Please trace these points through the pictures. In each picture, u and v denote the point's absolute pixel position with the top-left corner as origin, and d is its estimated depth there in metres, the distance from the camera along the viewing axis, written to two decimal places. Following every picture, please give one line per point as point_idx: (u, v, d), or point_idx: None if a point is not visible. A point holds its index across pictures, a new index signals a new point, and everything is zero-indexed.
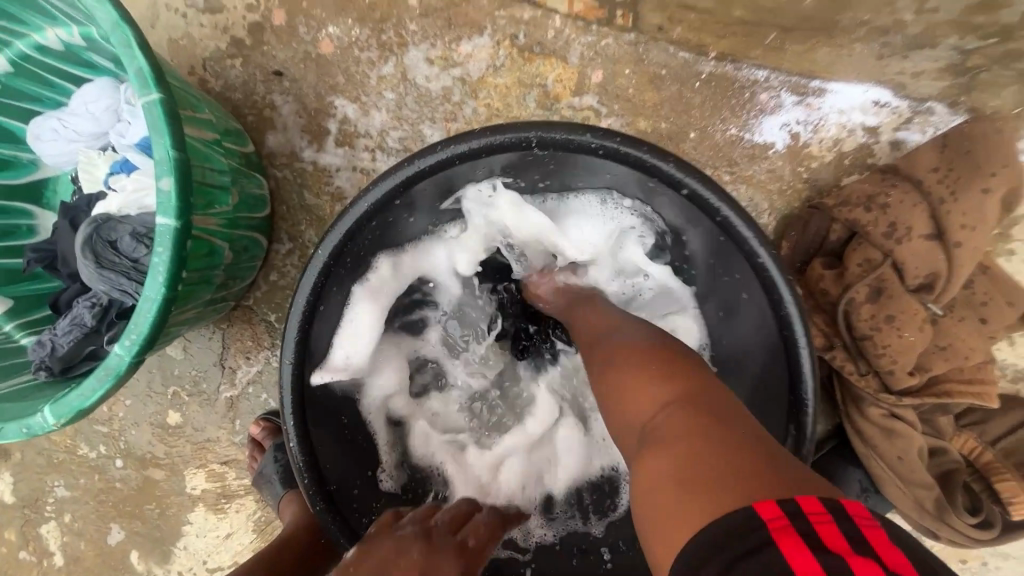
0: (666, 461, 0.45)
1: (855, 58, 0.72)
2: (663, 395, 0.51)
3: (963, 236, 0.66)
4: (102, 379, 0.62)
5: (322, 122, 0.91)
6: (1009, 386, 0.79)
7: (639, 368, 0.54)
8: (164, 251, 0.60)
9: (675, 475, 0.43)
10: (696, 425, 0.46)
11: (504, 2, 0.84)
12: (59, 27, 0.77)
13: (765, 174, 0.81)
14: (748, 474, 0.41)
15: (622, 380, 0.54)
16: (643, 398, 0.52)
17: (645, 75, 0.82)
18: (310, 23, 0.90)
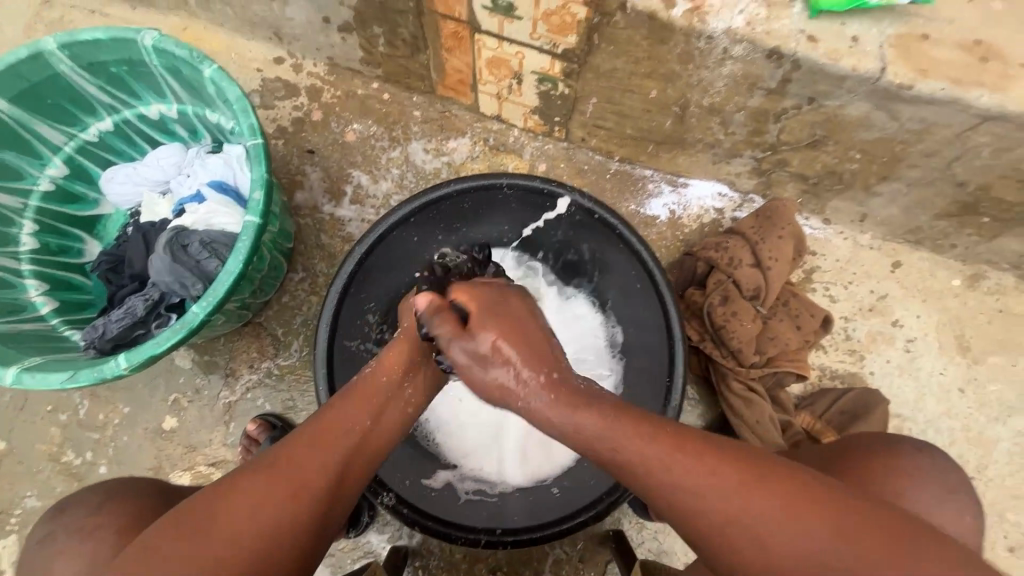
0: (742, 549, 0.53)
1: (701, 163, 1.16)
2: (766, 499, 0.52)
3: (772, 265, 1.04)
4: (176, 330, 0.82)
5: (341, 186, 1.23)
6: (827, 380, 1.13)
7: (704, 466, 0.54)
8: (246, 240, 0.85)
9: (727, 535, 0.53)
10: (804, 513, 0.51)
11: (480, 118, 1.25)
12: (163, 103, 1.07)
13: (655, 234, 1.19)
14: (912, 567, 0.47)
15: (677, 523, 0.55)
16: (742, 504, 0.52)
17: (574, 168, 1.22)
18: (340, 121, 1.25)
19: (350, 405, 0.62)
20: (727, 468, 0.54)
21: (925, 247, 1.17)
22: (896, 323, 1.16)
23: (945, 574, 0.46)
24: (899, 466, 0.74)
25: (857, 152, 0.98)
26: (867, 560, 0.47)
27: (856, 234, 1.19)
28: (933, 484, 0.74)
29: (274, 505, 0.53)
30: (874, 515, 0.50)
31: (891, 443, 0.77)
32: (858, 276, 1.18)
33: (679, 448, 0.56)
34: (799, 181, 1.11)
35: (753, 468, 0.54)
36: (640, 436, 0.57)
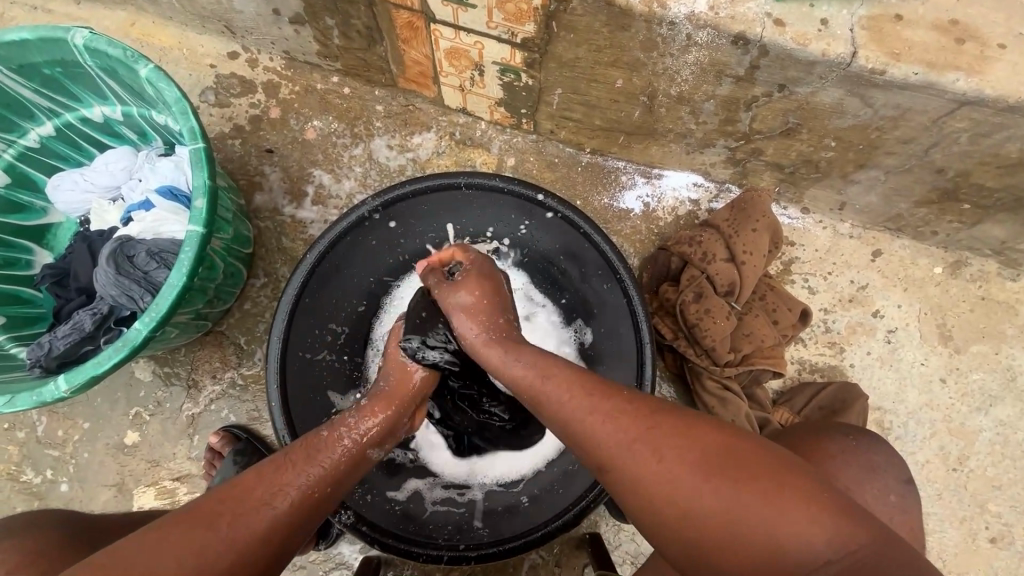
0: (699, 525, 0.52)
1: (674, 154, 1.11)
2: (682, 454, 0.54)
3: (747, 259, 1.00)
4: (118, 349, 0.78)
5: (302, 186, 1.18)
6: (807, 374, 1.10)
7: (634, 430, 0.56)
8: (190, 250, 0.81)
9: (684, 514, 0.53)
10: (714, 474, 0.52)
11: (445, 111, 1.20)
12: (106, 105, 1.02)
13: (629, 228, 1.15)
14: (802, 516, 0.50)
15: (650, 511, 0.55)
16: (654, 466, 0.54)
17: (544, 162, 1.18)
18: (299, 118, 1.20)
19: (305, 464, 0.59)
20: (654, 424, 0.56)
21: (906, 234, 1.14)
22: (876, 313, 1.13)
23: (825, 523, 0.49)
24: (828, 451, 0.72)
25: (832, 139, 0.94)
26: (758, 513, 0.50)
27: (836, 223, 1.15)
28: (864, 470, 0.72)
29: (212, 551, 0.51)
30: (774, 465, 0.53)
31: (818, 431, 0.75)
32: (838, 266, 1.15)
33: (609, 403, 0.59)
34: (775, 170, 1.07)
35: (676, 426, 0.56)
36: (573, 393, 0.61)
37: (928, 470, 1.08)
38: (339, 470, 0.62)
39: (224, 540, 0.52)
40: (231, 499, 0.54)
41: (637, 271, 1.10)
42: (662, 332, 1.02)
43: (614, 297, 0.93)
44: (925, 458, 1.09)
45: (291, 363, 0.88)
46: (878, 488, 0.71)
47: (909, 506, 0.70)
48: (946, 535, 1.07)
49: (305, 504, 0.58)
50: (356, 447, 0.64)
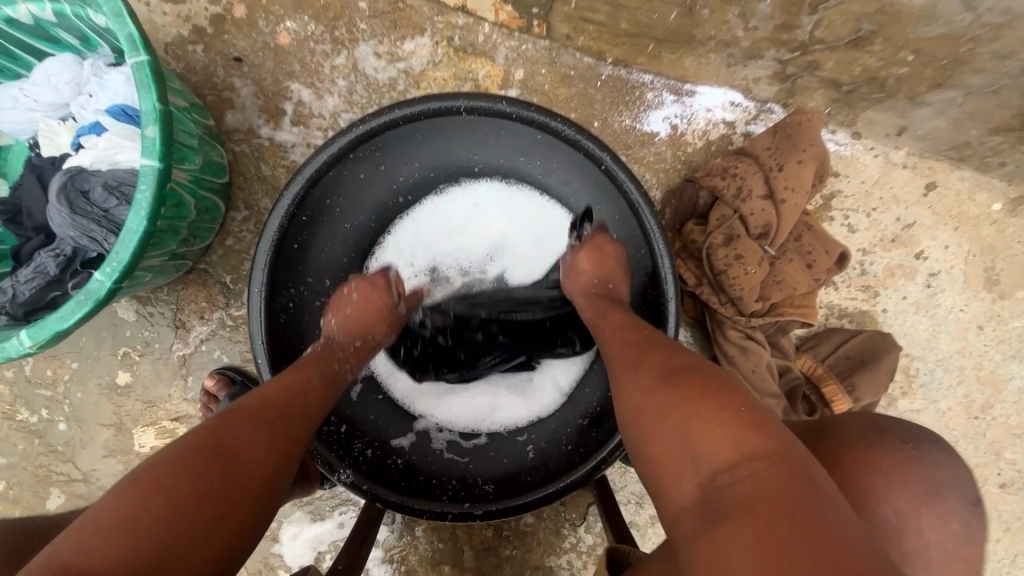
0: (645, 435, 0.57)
1: (712, 66, 0.95)
2: (638, 370, 0.61)
3: (788, 196, 0.88)
4: (81, 302, 0.70)
5: (279, 103, 1.02)
6: (834, 320, 1.03)
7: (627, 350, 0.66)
8: (146, 189, 0.70)
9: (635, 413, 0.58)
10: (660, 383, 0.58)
11: (441, 10, 1.00)
12: (31, 1, 0.84)
13: (653, 156, 1.01)
14: (711, 426, 0.52)
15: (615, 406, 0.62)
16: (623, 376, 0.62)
17: (558, 75, 1.01)
18: (269, 17, 1.01)
19: (265, 405, 0.60)
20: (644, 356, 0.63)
21: (968, 165, 1.00)
22: (920, 255, 1.03)
23: (738, 438, 0.51)
24: (883, 466, 0.60)
25: (910, 53, 0.77)
26: (683, 416, 0.54)
27: (890, 151, 1.01)
28: (921, 494, 0.59)
29: (182, 491, 0.49)
30: (723, 401, 0.54)
31: (874, 434, 0.62)
32: (884, 201, 1.02)
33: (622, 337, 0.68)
34: (830, 88, 0.91)
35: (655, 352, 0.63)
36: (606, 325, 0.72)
37: (949, 418, 1.05)
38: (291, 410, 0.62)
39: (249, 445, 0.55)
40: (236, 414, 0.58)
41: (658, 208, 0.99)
42: (684, 277, 0.92)
43: (635, 245, 0.83)
44: (948, 406, 1.04)
45: (275, 319, 0.78)
46: (933, 515, 0.59)
47: None
48: None
49: (279, 434, 0.59)
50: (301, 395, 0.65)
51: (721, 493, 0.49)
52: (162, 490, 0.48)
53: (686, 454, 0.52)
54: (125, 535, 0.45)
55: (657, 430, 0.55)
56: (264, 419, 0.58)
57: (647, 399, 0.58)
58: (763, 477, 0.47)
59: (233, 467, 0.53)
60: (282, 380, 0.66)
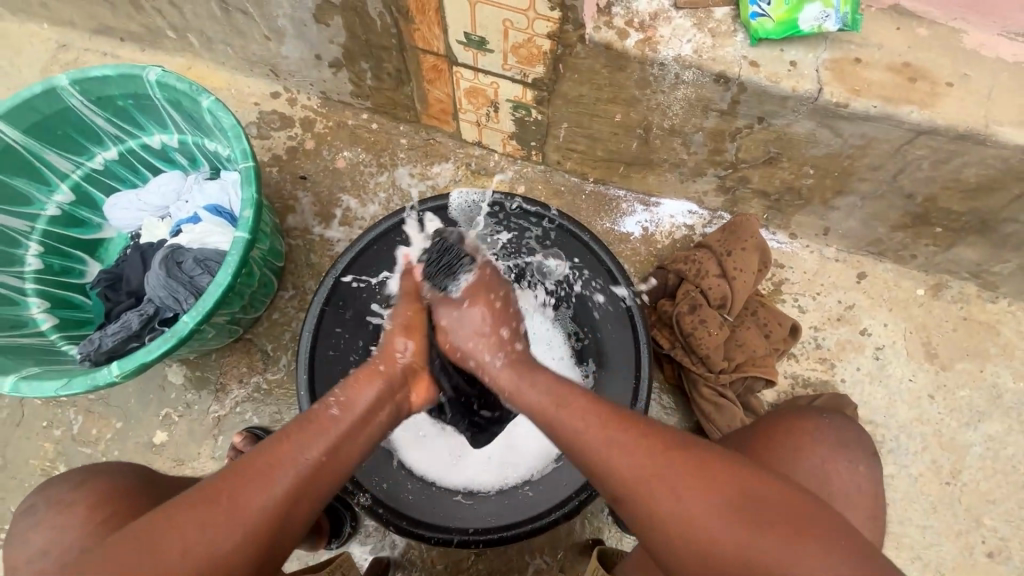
0: (720, 504, 0.61)
1: (669, 182, 1.22)
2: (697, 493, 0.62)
3: (737, 275, 1.09)
4: (166, 339, 0.87)
5: (331, 209, 1.30)
6: (800, 388, 1.16)
7: (576, 408, 0.72)
8: (235, 255, 0.92)
9: (719, 503, 0.61)
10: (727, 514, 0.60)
11: (463, 144, 1.33)
12: (165, 134, 1.15)
13: (628, 250, 1.25)
14: (807, 554, 0.57)
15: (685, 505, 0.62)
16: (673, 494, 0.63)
17: (551, 190, 1.29)
18: (332, 149, 1.33)
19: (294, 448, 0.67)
20: (596, 408, 0.71)
21: (888, 258, 1.22)
22: (864, 331, 1.20)
23: (832, 563, 0.56)
24: (807, 428, 0.74)
25: (810, 167, 1.04)
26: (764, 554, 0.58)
27: (822, 247, 1.25)
28: (835, 446, 0.74)
29: (228, 527, 0.61)
30: (675, 442, 0.67)
31: (797, 409, 0.77)
32: (825, 287, 1.23)
33: (560, 388, 0.75)
34: (761, 198, 1.18)
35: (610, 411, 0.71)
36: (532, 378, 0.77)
37: (922, 483, 1.12)
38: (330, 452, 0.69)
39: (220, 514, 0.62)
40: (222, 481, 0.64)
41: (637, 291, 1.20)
42: (660, 342, 1.09)
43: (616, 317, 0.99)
44: (918, 471, 1.12)
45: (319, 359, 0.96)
46: (849, 460, 0.74)
47: (868, 471, 0.75)
48: (945, 550, 1.09)
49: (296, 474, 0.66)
50: (346, 420, 0.72)
51: None
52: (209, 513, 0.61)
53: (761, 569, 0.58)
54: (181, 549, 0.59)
55: (737, 513, 0.60)
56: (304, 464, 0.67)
57: (697, 490, 0.62)
58: None
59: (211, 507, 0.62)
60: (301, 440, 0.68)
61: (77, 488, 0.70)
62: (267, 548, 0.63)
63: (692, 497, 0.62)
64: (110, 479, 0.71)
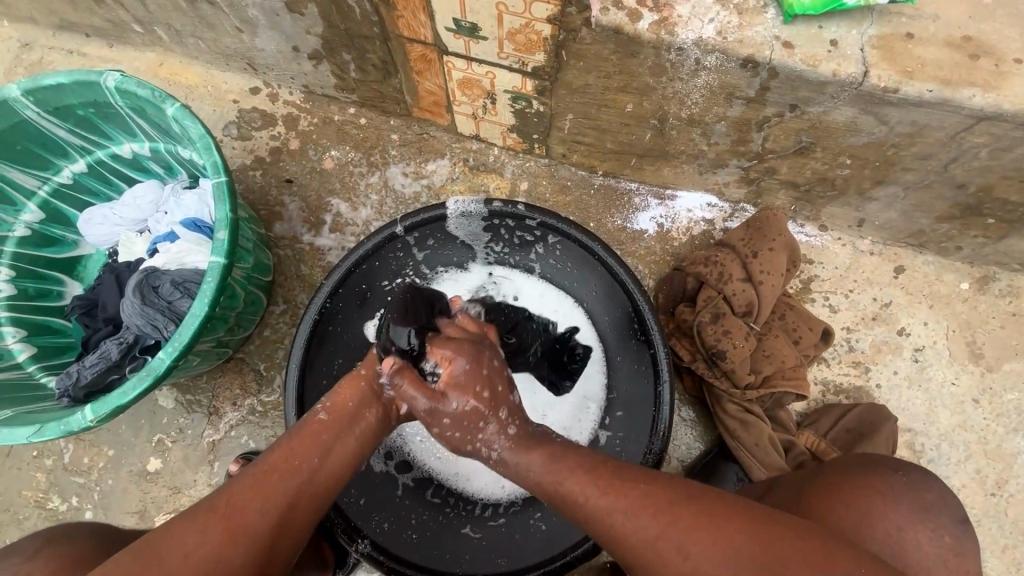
0: (741, 564, 0.53)
1: (687, 174, 1.11)
2: (713, 554, 0.54)
3: (764, 279, 0.99)
4: (142, 378, 0.80)
5: (320, 215, 1.21)
6: (831, 396, 1.08)
7: (658, 528, 0.56)
8: (211, 281, 0.84)
9: (740, 559, 0.53)
10: (753, 575, 0.52)
11: (459, 138, 1.22)
12: (134, 142, 1.05)
13: (643, 249, 1.15)
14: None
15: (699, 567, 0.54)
16: (684, 558, 0.54)
17: (557, 185, 1.19)
18: (318, 148, 1.23)
19: (291, 446, 0.62)
20: (676, 520, 0.56)
21: (929, 250, 1.12)
22: (902, 331, 1.10)
23: None
24: (881, 492, 0.68)
25: (847, 157, 0.93)
26: None
27: (855, 240, 1.14)
28: (912, 510, 0.68)
29: (222, 537, 0.55)
30: (687, 500, 0.57)
31: (870, 467, 0.71)
32: (859, 284, 1.13)
33: (624, 500, 0.58)
34: (790, 189, 1.07)
35: (696, 518, 0.56)
36: (587, 492, 0.59)
37: (965, 495, 1.04)
38: (329, 446, 0.63)
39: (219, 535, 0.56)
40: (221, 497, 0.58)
41: (653, 294, 1.10)
42: (680, 353, 1.01)
43: (633, 335, 0.92)
44: (961, 482, 1.04)
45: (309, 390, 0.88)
46: (929, 528, 0.68)
47: (953, 539, 0.68)
48: (989, 565, 1.02)
49: (297, 486, 0.60)
50: (337, 426, 0.65)
51: None
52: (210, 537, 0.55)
53: None
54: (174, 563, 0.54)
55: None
56: (305, 463, 0.61)
57: (711, 551, 0.54)
58: None
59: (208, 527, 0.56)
60: (297, 446, 0.63)
61: (33, 559, 0.64)
62: (271, 553, 0.57)
63: (707, 559, 0.54)
64: (67, 547, 0.65)
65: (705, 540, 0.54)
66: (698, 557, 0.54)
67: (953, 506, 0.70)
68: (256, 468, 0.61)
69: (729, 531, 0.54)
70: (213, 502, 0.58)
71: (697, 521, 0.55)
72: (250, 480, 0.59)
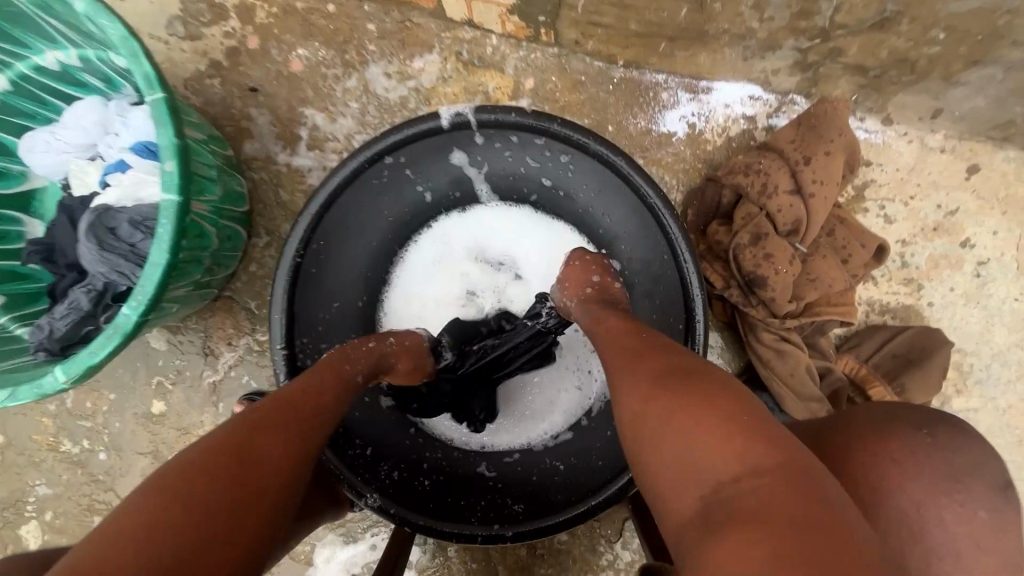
0: (670, 377, 0.55)
1: (727, 60, 0.93)
2: (644, 369, 0.58)
3: (816, 190, 0.84)
4: (110, 336, 0.72)
5: (294, 129, 1.04)
6: (876, 317, 0.97)
7: (618, 353, 0.63)
8: (167, 223, 0.71)
9: (664, 375, 0.56)
10: (670, 385, 0.54)
11: (449, 25, 1.01)
12: (59, 50, 0.89)
13: (670, 157, 0.98)
14: (735, 435, 0.48)
15: (628, 379, 0.58)
16: (625, 377, 0.59)
17: (569, 81, 0.99)
18: (282, 47, 1.03)
19: (309, 384, 0.63)
20: (638, 351, 0.61)
21: (1013, 144, 0.94)
22: (965, 243, 0.97)
23: (762, 454, 0.46)
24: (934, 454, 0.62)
25: (942, 29, 0.78)
26: (693, 429, 0.49)
27: (925, 135, 0.96)
28: (934, 472, 0.61)
29: (265, 459, 0.52)
30: (658, 340, 0.63)
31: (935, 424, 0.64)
32: (923, 188, 0.97)
33: (614, 343, 0.65)
34: (855, 74, 0.89)
35: (652, 353, 0.60)
36: (601, 323, 0.70)
37: (1010, 416, 0.97)
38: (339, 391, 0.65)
39: (263, 451, 0.52)
40: (256, 412, 0.56)
41: (680, 210, 0.95)
42: (711, 280, 0.88)
43: (664, 268, 0.80)
44: (1009, 403, 0.97)
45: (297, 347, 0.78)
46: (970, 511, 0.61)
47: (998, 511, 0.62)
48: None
49: (324, 419, 0.61)
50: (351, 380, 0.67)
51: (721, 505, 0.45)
52: (265, 449, 0.52)
53: (687, 461, 0.49)
54: (202, 475, 0.48)
55: (687, 388, 0.53)
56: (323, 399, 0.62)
57: (639, 369, 0.58)
58: (774, 504, 0.42)
59: (257, 441, 0.53)
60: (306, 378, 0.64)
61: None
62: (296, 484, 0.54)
63: (637, 372, 0.58)
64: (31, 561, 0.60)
65: (643, 360, 0.59)
66: (629, 373, 0.59)
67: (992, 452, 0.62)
68: (279, 397, 0.59)
69: (672, 363, 0.57)
70: (244, 422, 0.54)
71: (648, 349, 0.61)
72: (290, 403, 0.59)
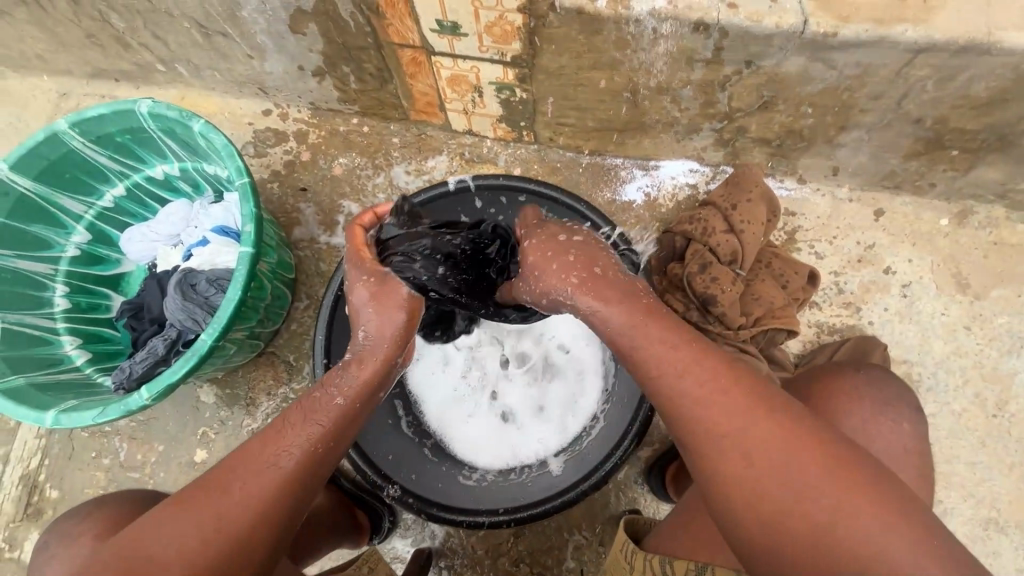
0: (759, 412, 0.61)
1: (667, 144, 1.20)
2: (728, 399, 0.62)
3: (746, 228, 1.06)
4: (188, 358, 0.90)
5: (334, 217, 1.32)
6: (826, 336, 1.13)
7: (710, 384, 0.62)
8: (242, 269, 0.94)
9: (755, 405, 0.61)
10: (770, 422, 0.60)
11: (454, 135, 1.32)
12: (166, 163, 1.18)
13: (632, 218, 1.23)
14: (843, 489, 0.57)
15: (721, 417, 0.61)
16: (710, 402, 0.62)
17: (547, 168, 1.28)
18: (327, 158, 1.35)
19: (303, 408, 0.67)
20: (723, 377, 0.63)
21: (906, 190, 1.17)
22: (888, 270, 1.16)
23: (881, 517, 0.56)
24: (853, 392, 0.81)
25: (808, 106, 1.00)
26: (803, 487, 0.58)
27: (833, 189, 1.20)
28: (881, 406, 0.80)
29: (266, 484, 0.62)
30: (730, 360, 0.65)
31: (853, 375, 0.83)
32: (842, 230, 1.18)
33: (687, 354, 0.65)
34: (763, 146, 1.15)
35: (757, 388, 0.63)
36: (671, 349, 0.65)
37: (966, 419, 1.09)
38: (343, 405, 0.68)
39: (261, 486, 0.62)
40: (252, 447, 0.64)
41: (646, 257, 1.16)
42: (674, 306, 1.07)
43: None
44: (962, 407, 1.09)
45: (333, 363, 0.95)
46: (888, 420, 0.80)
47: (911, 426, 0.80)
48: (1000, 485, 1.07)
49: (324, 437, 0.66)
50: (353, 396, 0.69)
51: (821, 534, 0.56)
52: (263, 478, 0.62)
53: (796, 512, 0.57)
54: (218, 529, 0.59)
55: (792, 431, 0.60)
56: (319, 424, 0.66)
57: (730, 399, 0.62)
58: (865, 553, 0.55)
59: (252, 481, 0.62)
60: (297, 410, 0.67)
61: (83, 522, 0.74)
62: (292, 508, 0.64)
63: (720, 399, 0.62)
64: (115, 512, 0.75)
65: (750, 395, 0.62)
66: (715, 395, 0.62)
67: (909, 402, 0.82)
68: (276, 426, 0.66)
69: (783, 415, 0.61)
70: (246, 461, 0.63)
71: (761, 386, 0.63)
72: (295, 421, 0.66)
